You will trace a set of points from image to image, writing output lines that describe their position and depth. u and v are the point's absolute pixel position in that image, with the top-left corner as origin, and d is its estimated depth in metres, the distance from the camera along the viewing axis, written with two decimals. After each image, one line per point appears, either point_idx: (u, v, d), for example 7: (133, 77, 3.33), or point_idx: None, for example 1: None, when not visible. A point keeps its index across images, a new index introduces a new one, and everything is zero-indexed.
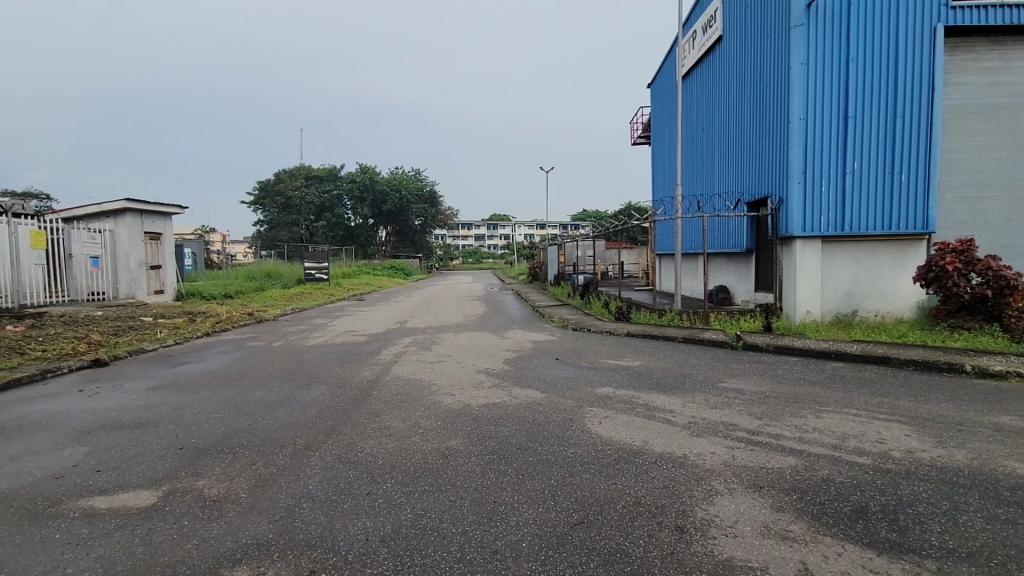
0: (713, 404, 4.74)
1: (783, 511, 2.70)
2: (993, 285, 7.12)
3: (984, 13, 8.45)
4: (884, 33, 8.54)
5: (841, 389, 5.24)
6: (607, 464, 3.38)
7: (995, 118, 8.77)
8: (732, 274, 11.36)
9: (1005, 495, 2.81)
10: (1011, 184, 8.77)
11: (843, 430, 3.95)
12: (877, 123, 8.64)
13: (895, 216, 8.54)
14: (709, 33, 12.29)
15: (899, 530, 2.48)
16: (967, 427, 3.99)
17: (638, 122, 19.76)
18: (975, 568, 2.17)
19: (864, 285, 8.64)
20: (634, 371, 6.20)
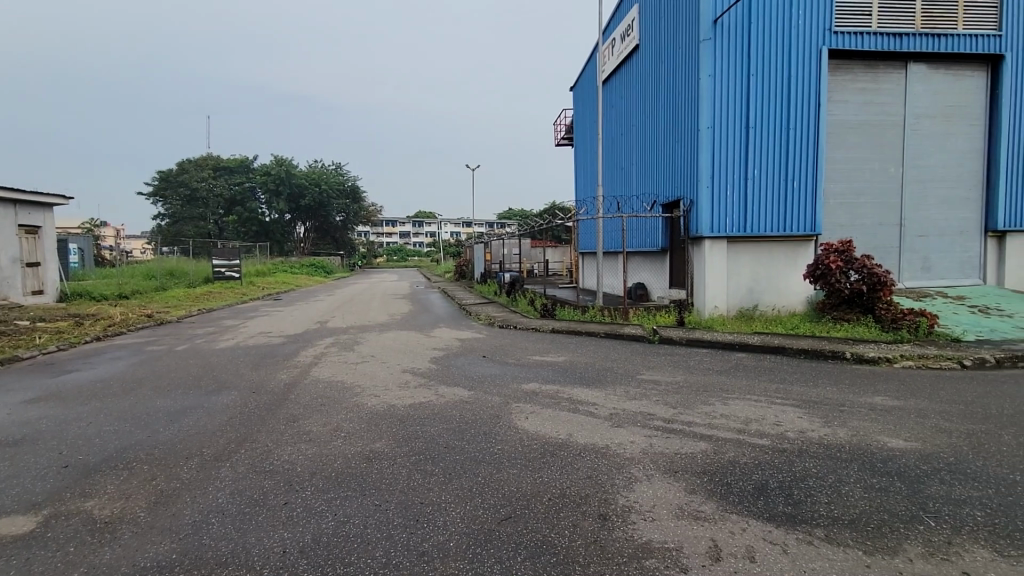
0: (632, 395, 4.99)
1: (695, 493, 2.90)
2: (867, 281, 8.04)
3: (860, 40, 9.52)
4: (778, 52, 9.40)
5: (744, 377, 5.71)
6: (534, 459, 3.45)
7: (869, 133, 9.91)
8: (648, 272, 11.98)
9: (877, 466, 3.21)
10: (882, 192, 9.95)
11: (746, 415, 4.31)
12: (774, 133, 9.46)
13: (789, 218, 9.43)
14: (627, 41, 12.85)
15: (793, 504, 2.75)
16: (848, 407, 4.50)
17: (562, 124, 20.24)
18: (856, 533, 2.45)
19: (763, 281, 9.44)
20: (559, 366, 6.37)
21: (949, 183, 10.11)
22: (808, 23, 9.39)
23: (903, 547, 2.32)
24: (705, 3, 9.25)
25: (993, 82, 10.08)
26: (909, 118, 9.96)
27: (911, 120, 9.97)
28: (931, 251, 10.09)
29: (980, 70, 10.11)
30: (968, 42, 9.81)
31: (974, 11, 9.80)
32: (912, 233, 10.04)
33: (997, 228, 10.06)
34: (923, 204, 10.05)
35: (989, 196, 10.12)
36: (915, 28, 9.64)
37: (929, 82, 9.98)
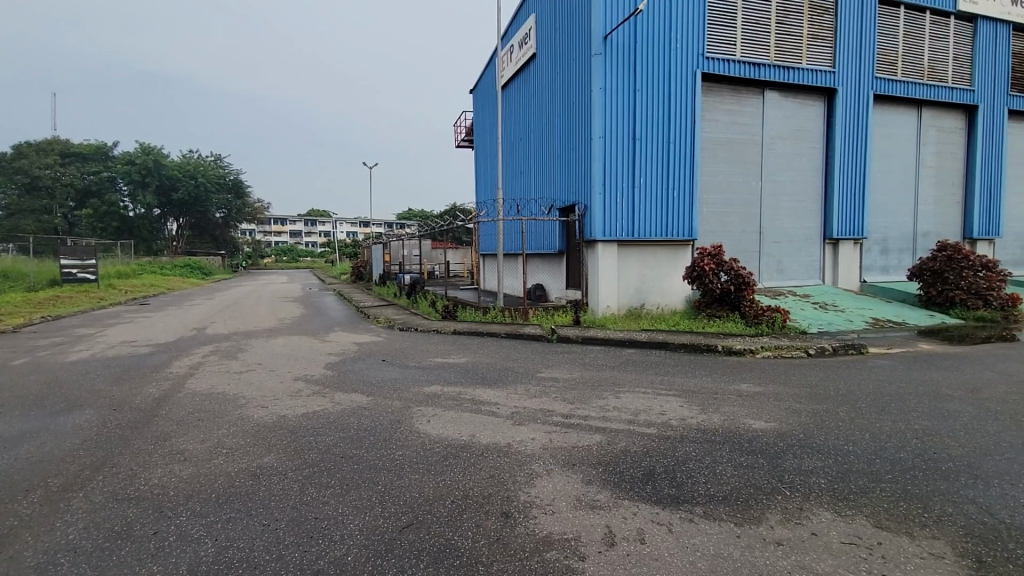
0: (532, 393, 5.14)
1: (591, 483, 3.07)
2: (734, 281, 9.04)
3: (726, 66, 10.67)
4: (661, 71, 10.23)
5: (633, 371, 6.13)
6: (436, 462, 3.42)
7: (735, 150, 11.13)
8: (546, 273, 12.43)
9: (744, 446, 3.62)
10: (745, 203, 11.24)
11: (635, 407, 4.64)
12: (657, 145, 10.27)
13: (671, 224, 10.30)
14: (524, 49, 13.23)
15: (676, 486, 3.01)
16: (721, 394, 5.03)
17: (462, 126, 20.27)
18: (728, 507, 2.76)
19: (650, 282, 10.20)
20: (461, 367, 6.37)
21: (797, 196, 11.69)
22: (684, 48, 10.34)
23: (766, 516, 2.65)
24: (595, 20, 9.83)
25: (829, 111, 11.81)
26: (766, 138, 11.34)
27: (767, 141, 11.37)
28: (784, 255, 11.59)
29: (819, 100, 11.80)
30: (810, 75, 11.40)
31: (813, 50, 11.43)
32: (769, 239, 11.46)
33: (832, 236, 11.82)
34: (778, 214, 11.51)
35: (826, 209, 11.85)
36: (769, 59, 11.00)
37: (781, 108, 11.46)
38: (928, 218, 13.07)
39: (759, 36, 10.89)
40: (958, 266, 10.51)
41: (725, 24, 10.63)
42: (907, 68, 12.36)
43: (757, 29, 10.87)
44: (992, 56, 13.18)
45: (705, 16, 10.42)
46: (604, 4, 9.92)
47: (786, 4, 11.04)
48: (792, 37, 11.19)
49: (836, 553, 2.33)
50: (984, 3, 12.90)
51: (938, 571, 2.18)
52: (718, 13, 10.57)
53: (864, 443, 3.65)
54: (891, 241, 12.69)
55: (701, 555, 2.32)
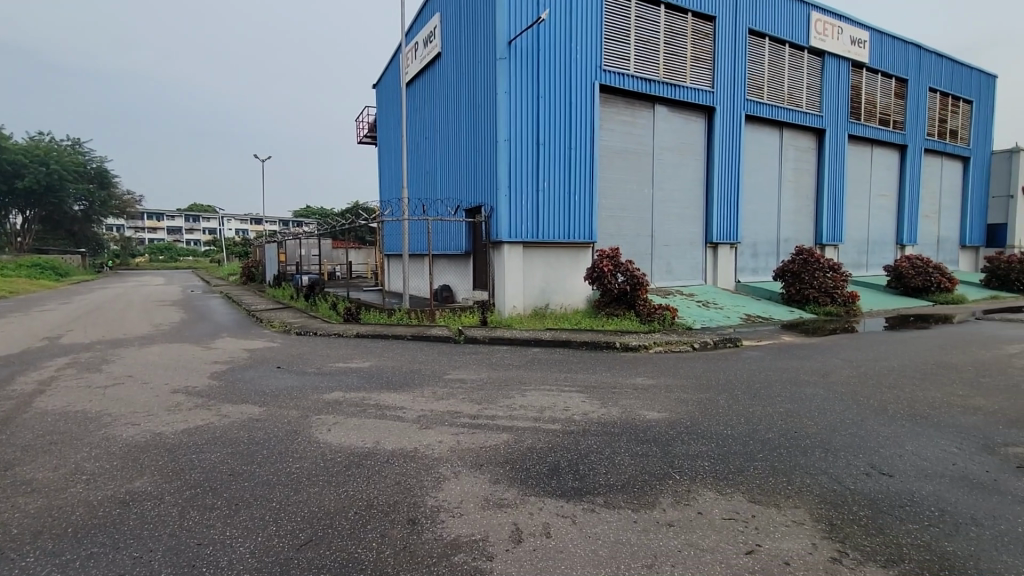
0: (439, 395, 5.09)
1: (499, 482, 3.11)
2: (630, 282, 9.62)
3: (621, 79, 11.33)
4: (562, 80, 10.62)
5: (538, 369, 6.30)
6: (337, 473, 3.26)
7: (629, 159, 11.85)
8: (453, 273, 12.38)
9: (639, 436, 3.87)
10: (639, 208, 12.01)
11: (541, 404, 4.77)
12: (559, 150, 10.64)
13: (573, 227, 10.73)
14: (429, 47, 13.07)
15: (579, 479, 3.14)
16: (618, 388, 5.33)
17: (364, 121, 19.57)
18: (625, 495, 2.93)
19: (554, 283, 10.54)
20: (364, 372, 6.14)
21: (683, 203, 12.72)
22: (584, 59, 10.83)
23: (659, 500, 2.85)
24: (499, 25, 9.98)
25: (709, 127, 12.98)
26: (656, 149, 12.21)
27: (658, 151, 12.24)
28: (672, 257, 12.55)
29: (701, 117, 12.93)
30: (693, 93, 12.45)
31: (695, 70, 12.53)
32: (660, 243, 12.36)
33: (712, 240, 13.02)
34: (667, 220, 12.45)
35: (708, 215, 13.02)
36: (659, 76, 11.87)
37: (670, 122, 12.40)
38: (789, 225, 14.86)
39: (650, 53, 11.71)
40: (813, 268, 12.03)
41: (619, 39, 11.30)
42: (772, 92, 13.97)
43: (647, 47, 11.69)
44: (836, 88, 15.31)
45: (601, 31, 10.99)
46: (509, 9, 10.08)
47: (672, 27, 12.00)
48: (677, 57, 12.18)
49: (718, 528, 2.57)
50: (830, 41, 14.96)
51: (799, 536, 2.49)
52: (613, 29, 11.21)
53: (740, 427, 4.06)
54: (761, 245, 14.26)
55: (602, 543, 2.45)
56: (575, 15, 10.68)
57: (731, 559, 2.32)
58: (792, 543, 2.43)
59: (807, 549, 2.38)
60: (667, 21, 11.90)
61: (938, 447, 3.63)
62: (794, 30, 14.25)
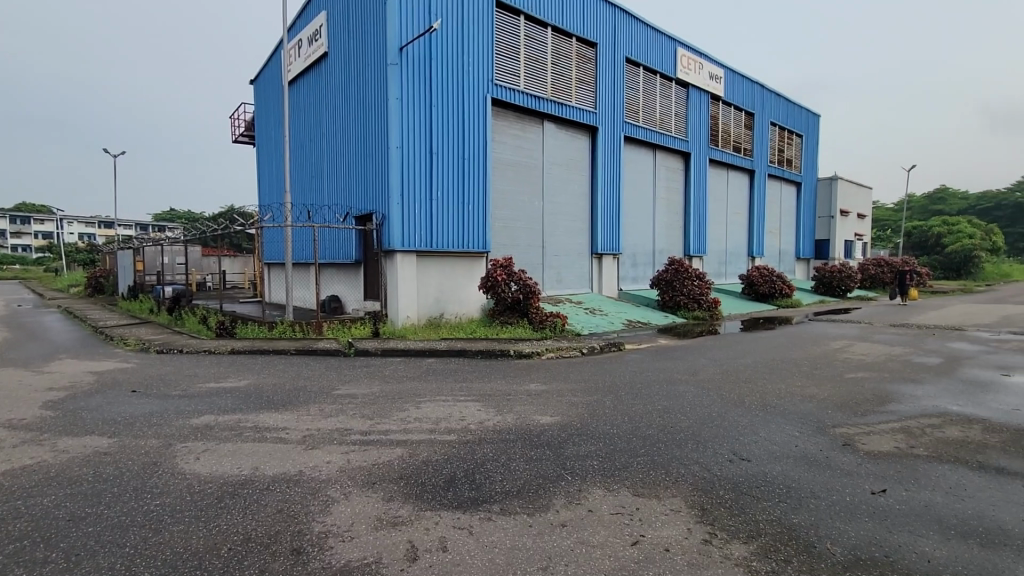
0: (327, 413, 4.80)
1: (392, 500, 3.00)
2: (523, 290, 9.87)
3: (511, 94, 11.68)
4: (454, 90, 10.68)
5: (434, 380, 6.21)
6: (207, 506, 2.93)
7: (520, 172, 12.22)
8: (342, 283, 11.81)
9: (533, 441, 3.96)
10: (530, 220, 12.42)
11: (436, 415, 4.70)
12: (452, 160, 10.65)
13: (467, 237, 10.78)
14: (314, 46, 12.44)
15: (474, 489, 3.14)
16: (512, 395, 5.43)
17: (240, 119, 18.07)
18: (520, 500, 2.98)
19: (448, 292, 10.47)
20: (241, 392, 5.60)
21: (571, 216, 13.38)
22: (475, 71, 10.99)
23: (552, 503, 2.94)
24: (390, 30, 9.80)
25: (593, 145, 13.83)
26: (545, 163, 12.73)
27: (547, 166, 12.77)
28: (561, 267, 13.13)
29: (586, 135, 13.74)
30: (578, 112, 13.20)
31: (580, 91, 13.32)
32: (550, 253, 12.86)
33: (597, 251, 13.85)
34: (556, 231, 13.01)
35: (593, 227, 13.83)
36: (547, 94, 12.42)
37: (557, 138, 13.00)
38: (663, 238, 16.29)
39: (538, 71, 12.23)
40: (684, 277, 13.27)
41: (509, 56, 11.67)
42: (647, 117, 15.29)
43: (536, 66, 12.20)
44: (699, 116, 17.16)
45: (492, 46, 11.25)
46: (399, 15, 9.94)
47: (558, 49, 12.66)
48: (564, 78, 12.86)
49: (607, 524, 2.71)
50: (693, 75, 16.75)
51: (677, 523, 2.71)
52: (503, 45, 11.55)
53: (624, 425, 4.34)
54: (639, 256, 15.46)
55: (499, 551, 2.46)
56: (466, 28, 10.82)
57: (618, 551, 2.47)
58: (670, 531, 2.64)
59: (683, 535, 2.60)
60: (553, 43, 12.53)
61: (785, 432, 4.18)
62: (663, 62, 15.75)
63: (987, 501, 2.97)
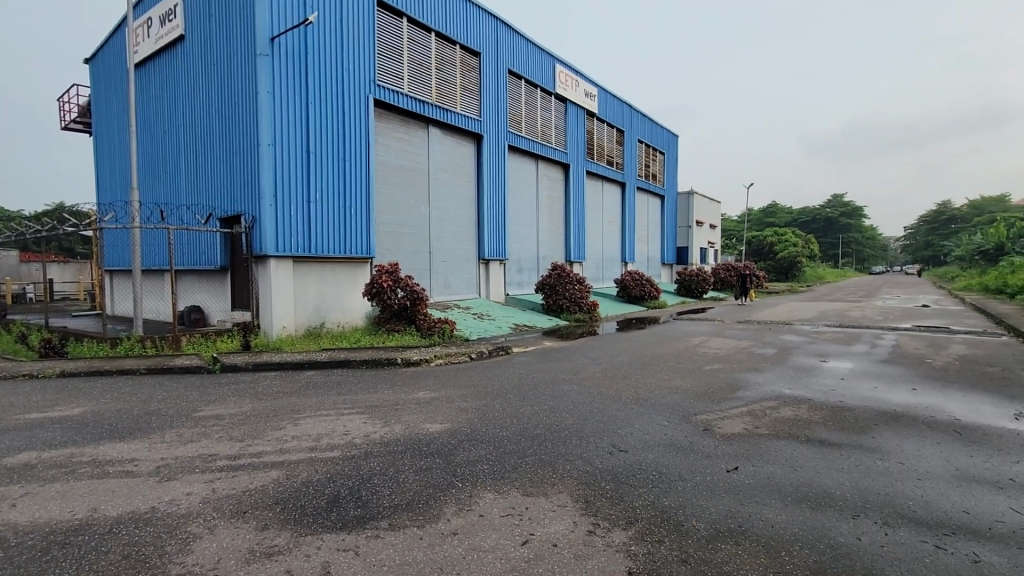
0: (188, 438, 4.26)
1: (267, 528, 2.74)
2: (409, 296, 9.66)
3: (395, 96, 11.43)
4: (334, 87, 10.18)
5: (313, 394, 5.82)
6: (26, 562, 2.43)
7: (405, 176, 11.97)
8: (204, 292, 10.62)
9: (422, 451, 3.88)
10: (416, 225, 12.21)
11: (317, 431, 4.41)
12: (332, 160, 10.12)
13: (349, 242, 10.29)
14: (167, 27, 11.10)
15: (360, 506, 2.99)
16: (399, 405, 5.28)
17: (71, 103, 15.51)
18: (408, 513, 2.89)
19: (329, 300, 9.90)
20: (75, 421, 4.78)
21: (457, 221, 13.41)
22: (356, 70, 10.59)
23: (443, 512, 2.90)
24: (259, 18, 9.08)
25: (478, 152, 14.01)
26: (431, 168, 12.62)
27: (433, 171, 12.67)
28: (449, 273, 13.09)
29: (471, 142, 13.88)
30: (463, 119, 13.30)
31: (465, 99, 13.44)
32: (437, 258, 12.76)
33: (484, 257, 14.04)
34: (443, 236, 12.94)
35: (480, 233, 13.98)
36: (431, 99, 12.35)
37: (443, 143, 12.96)
38: (546, 244, 16.98)
39: (422, 76, 12.12)
40: (565, 281, 13.96)
41: (392, 58, 11.42)
42: (529, 128, 15.87)
43: (420, 69, 12.07)
44: (576, 130, 18.22)
45: (374, 46, 10.93)
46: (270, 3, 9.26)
47: (442, 55, 12.67)
48: (448, 84, 12.89)
49: (497, 527, 2.74)
50: (571, 91, 17.76)
51: (564, 518, 2.82)
52: (385, 46, 11.27)
53: (512, 427, 4.43)
54: (524, 261, 15.94)
55: (387, 568, 2.37)
56: (345, 25, 10.39)
57: (509, 552, 2.50)
58: (557, 526, 2.74)
59: (569, 528, 2.71)
60: (437, 49, 12.51)
61: (657, 422, 4.55)
62: (543, 76, 16.49)
63: (814, 470, 3.50)
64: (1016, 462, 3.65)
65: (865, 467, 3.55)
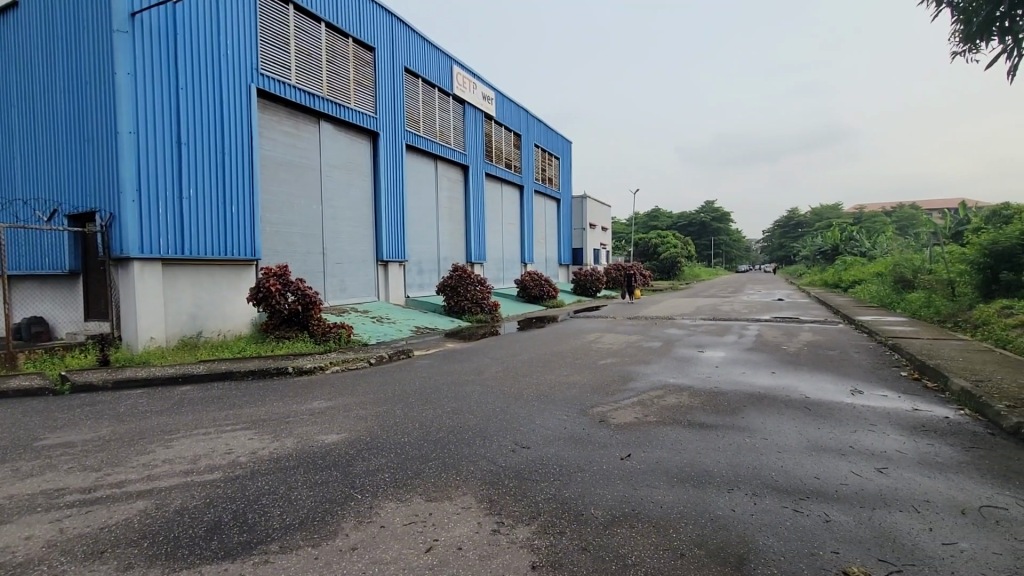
0: (28, 472, 3.62)
1: (133, 567, 2.42)
2: (301, 300, 9.03)
3: (281, 87, 10.68)
4: (208, 73, 9.27)
5: (189, 411, 5.24)
6: None
7: (295, 172, 11.24)
8: (47, 301, 9.13)
9: (317, 464, 3.65)
10: (307, 225, 11.50)
11: (194, 453, 3.98)
12: (207, 153, 9.20)
13: (229, 244, 9.43)
14: None
15: (247, 530, 2.74)
16: (291, 417, 4.93)
17: None
18: (302, 533, 2.70)
19: (207, 306, 8.97)
20: None
21: (353, 221, 12.84)
22: (236, 57, 9.75)
23: (341, 527, 2.75)
24: None
25: (374, 150, 13.53)
26: (323, 165, 11.96)
27: (325, 168, 12.02)
28: (344, 275, 12.49)
29: (367, 139, 13.37)
30: (357, 115, 12.78)
31: (359, 94, 12.92)
32: (331, 260, 12.12)
33: (383, 258, 13.59)
34: (337, 237, 12.33)
35: (378, 234, 13.52)
36: (322, 93, 11.73)
37: (335, 139, 12.34)
38: (447, 245, 16.84)
39: (311, 67, 11.45)
40: (467, 282, 13.94)
41: (277, 45, 10.66)
42: (427, 127, 15.66)
43: (309, 60, 11.40)
44: (475, 132, 18.31)
45: (256, 31, 10.14)
46: None
47: (334, 47, 12.07)
48: (340, 78, 12.31)
49: (399, 537, 2.65)
50: (468, 93, 17.82)
51: (468, 520, 2.81)
52: (269, 33, 10.49)
53: (415, 433, 4.33)
54: (425, 263, 15.68)
55: None
56: (221, 6, 9.52)
57: (412, 562, 2.44)
58: (462, 529, 2.72)
59: (474, 529, 2.71)
60: (328, 40, 11.90)
61: (556, 417, 4.71)
62: (441, 76, 16.37)
63: (696, 451, 3.82)
64: (852, 431, 4.29)
65: (736, 445, 3.95)
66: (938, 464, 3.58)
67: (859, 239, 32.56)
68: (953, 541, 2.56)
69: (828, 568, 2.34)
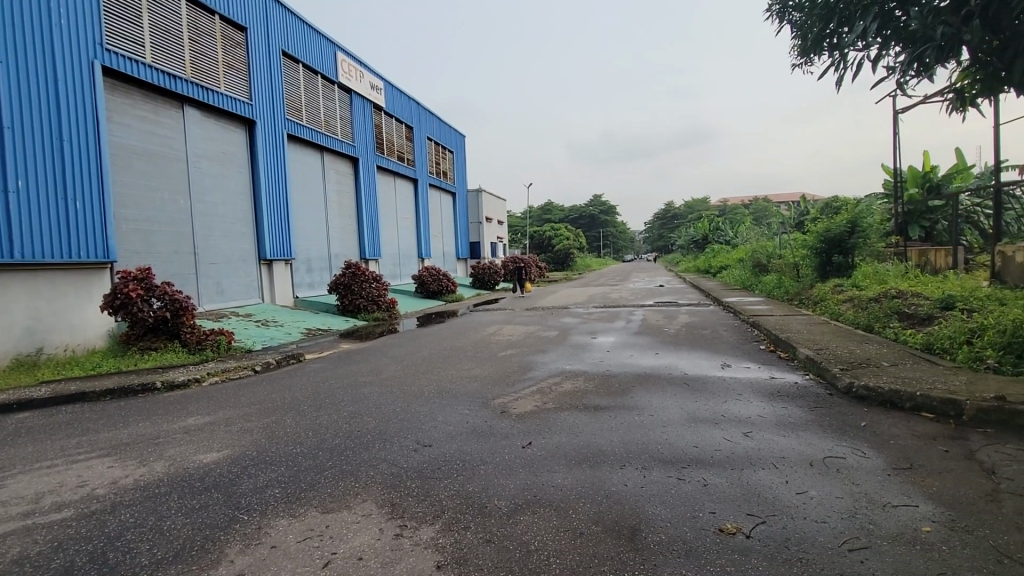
0: None
1: None
2: (170, 307, 8.08)
3: (132, 66, 9.39)
4: (36, 45, 7.89)
5: (29, 442, 4.47)
6: None
7: (155, 163, 10.00)
8: None
9: (194, 487, 3.30)
10: (173, 222, 10.29)
11: (35, 490, 3.40)
12: (39, 140, 7.83)
13: (74, 245, 8.15)
14: None
15: (110, 571, 2.41)
16: (162, 438, 4.40)
17: None
18: (179, 565, 2.44)
19: (48, 318, 7.68)
20: None
21: (229, 217, 11.73)
22: (72, 29, 8.40)
23: (224, 553, 2.52)
24: None
25: (251, 139, 12.43)
26: (189, 155, 10.75)
27: (193, 158, 10.83)
28: (221, 276, 11.38)
29: (241, 127, 12.24)
30: (229, 101, 11.65)
31: (230, 78, 11.78)
32: (204, 260, 10.97)
33: (265, 257, 12.58)
34: (211, 234, 11.17)
35: (258, 231, 12.48)
36: (185, 74, 10.52)
37: (203, 127, 11.13)
38: (338, 241, 16.02)
39: (170, 45, 10.21)
40: (361, 280, 13.35)
41: (126, 18, 9.36)
42: (311, 116, 14.72)
43: (167, 38, 10.15)
44: (364, 123, 17.57)
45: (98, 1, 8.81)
46: None
47: (197, 24, 10.86)
48: (207, 58, 11.12)
49: (293, 555, 2.49)
50: (355, 82, 17.01)
51: (369, 527, 2.71)
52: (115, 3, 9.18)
53: (308, 442, 4.07)
54: (314, 260, 14.78)
55: None
56: None
57: None
58: (362, 537, 2.62)
59: (375, 537, 2.62)
60: (189, 15, 10.68)
61: (458, 412, 4.69)
62: (324, 63, 15.46)
63: (591, 433, 4.03)
64: (723, 401, 4.79)
65: (626, 424, 4.23)
66: (790, 424, 4.12)
67: (724, 228, 36.47)
68: (805, 491, 2.97)
69: (708, 527, 2.60)
